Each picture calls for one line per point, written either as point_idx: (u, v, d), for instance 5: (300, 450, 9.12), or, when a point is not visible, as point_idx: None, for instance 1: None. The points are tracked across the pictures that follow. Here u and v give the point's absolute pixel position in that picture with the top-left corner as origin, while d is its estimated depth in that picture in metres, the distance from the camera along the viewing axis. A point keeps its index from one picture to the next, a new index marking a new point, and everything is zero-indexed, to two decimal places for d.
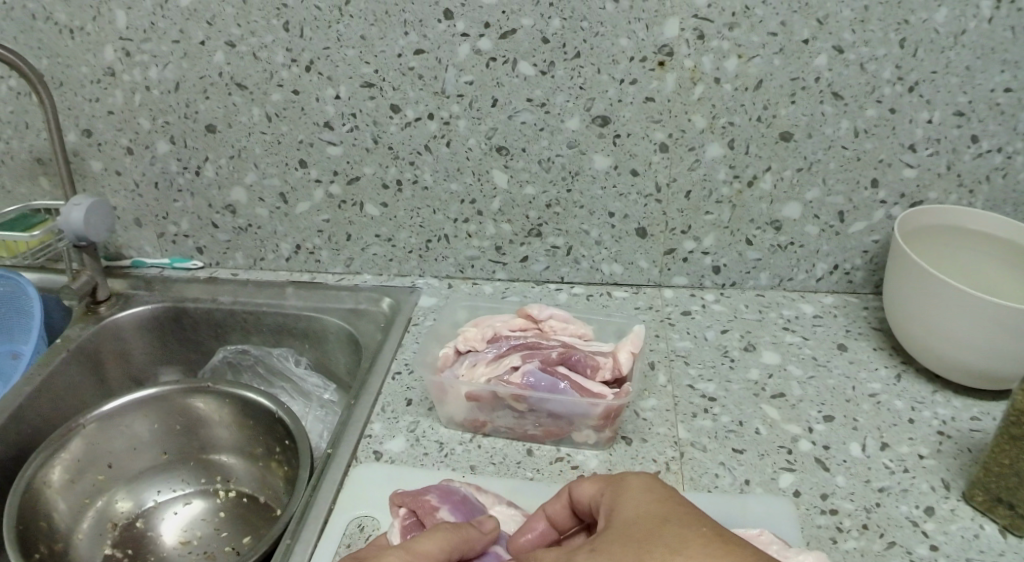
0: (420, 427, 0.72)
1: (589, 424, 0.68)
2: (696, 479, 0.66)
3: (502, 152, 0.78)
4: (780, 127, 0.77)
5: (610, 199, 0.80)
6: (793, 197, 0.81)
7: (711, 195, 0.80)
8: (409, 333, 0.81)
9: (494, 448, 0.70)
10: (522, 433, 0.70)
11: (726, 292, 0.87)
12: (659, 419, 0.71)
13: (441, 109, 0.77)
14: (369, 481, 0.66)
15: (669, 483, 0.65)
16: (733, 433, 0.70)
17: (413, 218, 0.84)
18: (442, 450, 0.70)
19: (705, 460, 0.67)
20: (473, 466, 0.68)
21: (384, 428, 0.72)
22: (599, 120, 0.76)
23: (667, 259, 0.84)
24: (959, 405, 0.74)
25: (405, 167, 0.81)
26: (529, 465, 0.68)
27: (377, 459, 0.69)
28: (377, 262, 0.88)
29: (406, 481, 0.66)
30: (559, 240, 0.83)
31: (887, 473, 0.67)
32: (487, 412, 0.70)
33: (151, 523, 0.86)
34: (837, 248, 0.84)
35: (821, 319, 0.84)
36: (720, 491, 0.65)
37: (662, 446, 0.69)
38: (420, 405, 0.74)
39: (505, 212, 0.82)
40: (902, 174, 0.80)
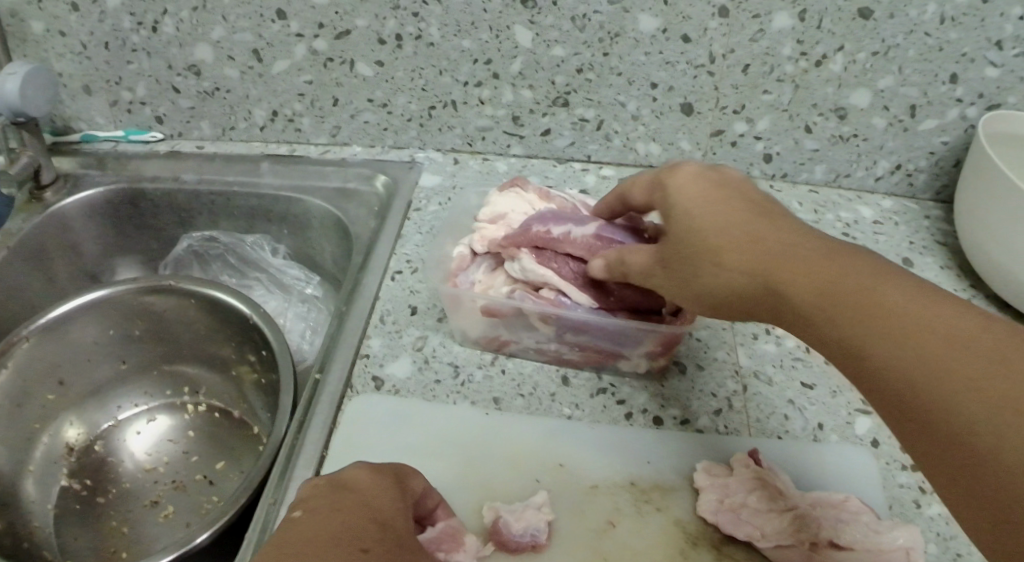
0: (429, 345, 0.60)
1: (642, 351, 0.57)
2: (763, 420, 0.56)
3: (526, 5, 0.63)
4: (859, 1, 0.62)
5: (653, 68, 0.66)
6: (864, 83, 0.67)
7: (773, 72, 0.66)
8: (409, 222, 0.67)
9: (522, 374, 0.59)
10: (552, 356, 0.59)
11: (776, 184, 0.74)
12: (715, 341, 0.61)
13: None
14: (368, 417, 0.55)
15: (732, 425, 0.56)
16: (800, 362, 0.60)
17: (413, 80, 0.68)
18: (459, 376, 0.58)
19: (773, 396, 0.57)
20: (498, 398, 0.57)
21: (385, 346, 0.60)
22: None
23: (711, 142, 0.70)
24: None
25: (405, 20, 0.65)
26: (566, 398, 0.57)
27: (378, 389, 0.57)
28: (368, 132, 0.73)
29: (420, 422, 0.55)
30: (588, 113, 0.69)
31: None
32: (513, 330, 0.58)
33: (110, 446, 0.73)
34: (902, 146, 0.71)
35: (882, 226, 0.72)
36: (791, 438, 0.55)
37: (722, 377, 0.59)
38: (428, 316, 0.61)
39: (525, 76, 0.67)
40: (983, 73, 0.66)
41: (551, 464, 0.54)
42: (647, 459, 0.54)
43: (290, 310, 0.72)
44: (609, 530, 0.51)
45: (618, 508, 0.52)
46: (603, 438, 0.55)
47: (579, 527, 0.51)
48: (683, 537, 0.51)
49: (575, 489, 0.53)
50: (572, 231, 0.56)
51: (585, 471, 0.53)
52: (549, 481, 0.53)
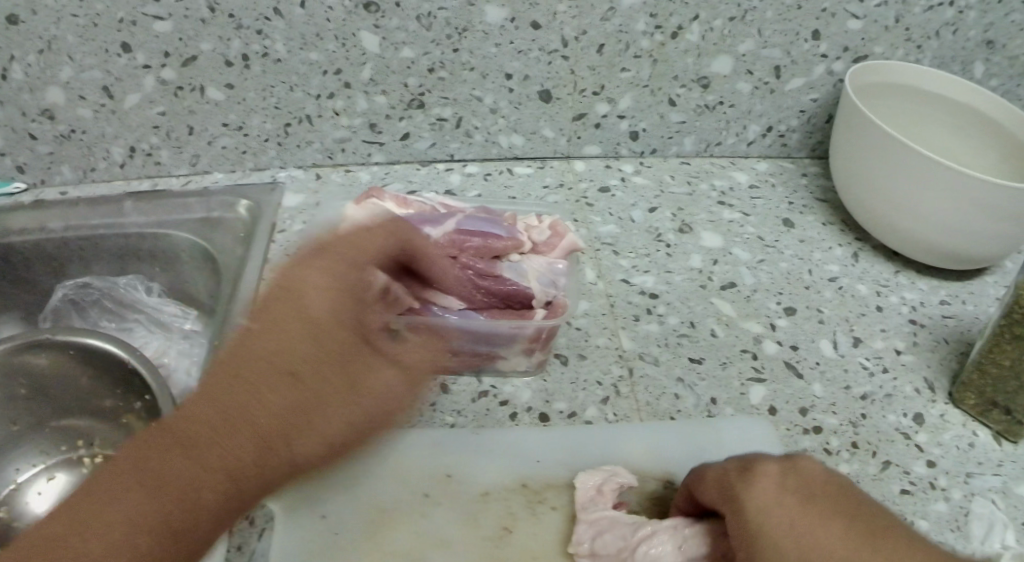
0: None
1: (519, 350, 0.54)
2: (654, 402, 0.54)
3: (369, 9, 0.60)
4: None
5: (506, 58, 0.63)
6: (724, 49, 0.66)
7: (629, 50, 0.64)
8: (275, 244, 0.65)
9: None
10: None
11: (647, 161, 0.72)
12: (595, 328, 0.58)
13: None
14: None
15: (621, 412, 0.54)
16: (685, 338, 0.58)
17: (266, 100, 0.65)
18: None
19: (659, 377, 0.55)
20: None
21: None
22: None
23: (576, 126, 0.69)
24: (926, 287, 0.66)
25: (250, 38, 0.62)
26: (448, 405, 0.55)
27: None
28: (228, 157, 0.70)
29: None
30: (445, 111, 0.67)
31: (866, 375, 0.58)
32: None
33: (15, 512, 0.66)
34: (772, 107, 0.71)
35: (759, 190, 0.71)
36: (684, 417, 0.53)
37: (605, 363, 0.56)
38: None
39: (377, 82, 0.64)
40: (846, 26, 0.67)
41: (438, 475, 0.51)
42: (535, 459, 0.52)
43: (173, 347, 0.68)
44: (505, 536, 0.49)
45: (510, 512, 0.50)
46: (491, 441, 0.53)
47: (473, 536, 0.49)
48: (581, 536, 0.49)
49: (464, 498, 0.50)
50: (431, 232, 0.57)
51: (473, 479, 0.51)
52: (437, 494, 0.50)
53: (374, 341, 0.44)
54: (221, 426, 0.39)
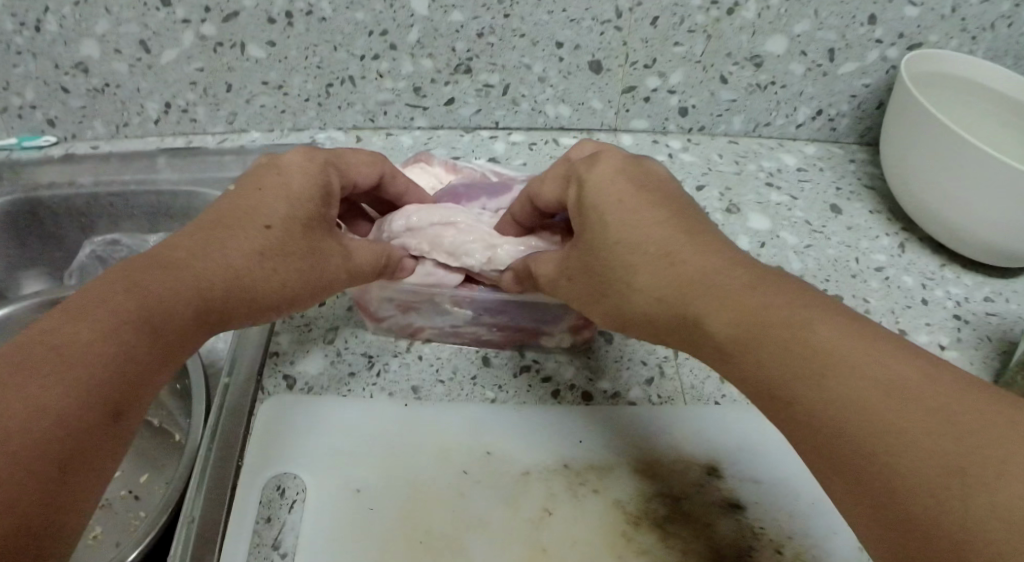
0: (341, 336, 0.56)
1: (565, 327, 0.53)
2: (696, 386, 0.54)
3: None
4: None
5: (557, 27, 0.61)
6: (779, 29, 0.63)
7: (682, 24, 0.62)
8: None
9: (439, 359, 0.55)
10: (467, 337, 0.55)
11: (693, 139, 0.71)
12: None
13: None
14: (282, 422, 0.51)
15: (664, 394, 0.53)
16: None
17: (308, 59, 0.63)
18: (373, 367, 0.55)
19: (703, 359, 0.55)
20: (415, 388, 0.54)
21: (293, 341, 0.56)
22: None
23: (624, 99, 0.67)
24: (971, 282, 0.64)
25: None
26: (488, 380, 0.54)
27: (290, 388, 0.53)
28: (266, 117, 0.68)
29: (335, 420, 0.52)
30: (492, 78, 0.65)
31: None
32: (426, 317, 0.54)
33: None
34: (823, 91, 0.68)
35: (806, 174, 0.69)
36: (730, 402, 0.53)
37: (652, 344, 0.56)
38: (337, 305, 0.58)
39: (424, 45, 0.62)
40: (903, 12, 0.64)
41: (478, 452, 0.50)
42: (578, 439, 0.51)
43: None
44: (543, 518, 0.47)
45: (549, 493, 0.49)
46: (527, 419, 0.52)
47: (512, 515, 0.48)
48: (622, 519, 0.48)
49: (503, 476, 0.49)
50: (486, 206, 0.56)
51: (513, 458, 0.50)
52: (476, 471, 0.49)
53: (325, 238, 0.46)
54: (158, 308, 0.38)
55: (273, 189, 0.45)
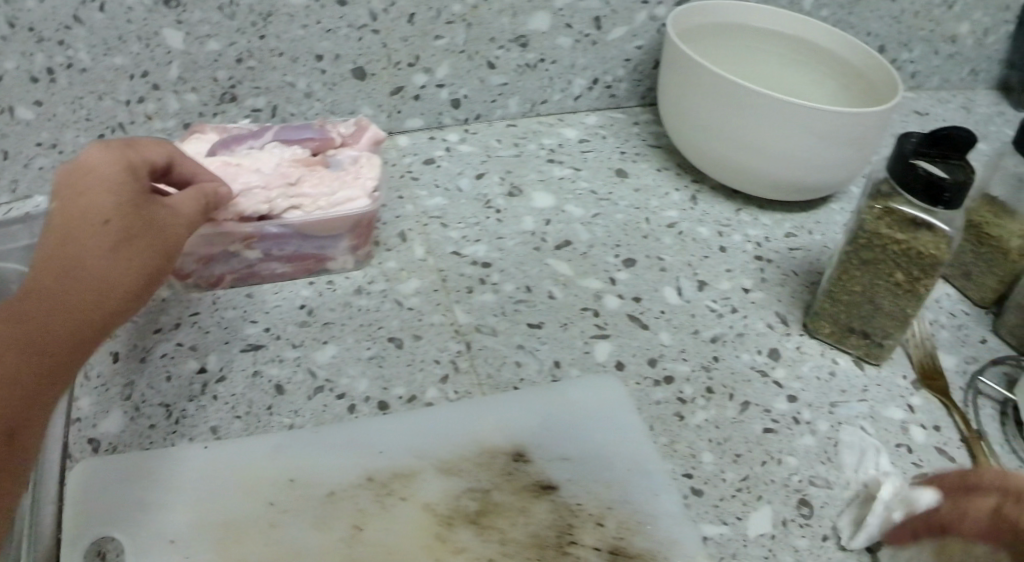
0: (138, 389, 0.52)
1: (345, 246, 0.57)
2: (494, 375, 0.51)
3: (168, 5, 0.59)
4: None
5: (314, 40, 0.63)
6: (540, 6, 0.66)
7: (440, 15, 0.64)
8: None
9: (235, 393, 0.52)
10: (264, 276, 0.58)
11: (472, 129, 0.72)
12: (428, 305, 0.56)
13: None
14: (84, 487, 0.46)
15: (460, 386, 0.51)
16: (522, 303, 0.56)
17: (76, 112, 0.62)
18: (173, 415, 0.50)
19: (499, 346, 0.53)
20: (215, 427, 0.50)
21: (95, 400, 0.51)
22: None
23: (394, 101, 0.68)
24: (768, 222, 0.67)
25: (52, 50, 0.58)
26: (285, 406, 0.51)
27: (96, 451, 0.48)
28: (47, 177, 0.65)
29: (143, 476, 0.46)
30: (259, 102, 0.66)
31: (715, 317, 0.57)
32: (219, 265, 0.56)
33: None
34: (596, 60, 0.71)
35: (589, 143, 0.72)
36: (529, 384, 0.51)
37: (442, 341, 0.54)
38: (131, 358, 0.54)
39: (186, 80, 0.63)
40: None
41: (280, 481, 0.46)
42: (379, 449, 0.47)
43: None
44: (355, 535, 0.44)
45: (360, 509, 0.45)
46: (331, 439, 0.48)
47: (321, 538, 0.43)
48: (434, 520, 0.44)
49: (309, 501, 0.45)
50: (251, 146, 0.56)
51: (318, 480, 0.46)
52: (279, 500, 0.45)
53: (153, 206, 0.45)
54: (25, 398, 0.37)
55: (93, 191, 0.44)
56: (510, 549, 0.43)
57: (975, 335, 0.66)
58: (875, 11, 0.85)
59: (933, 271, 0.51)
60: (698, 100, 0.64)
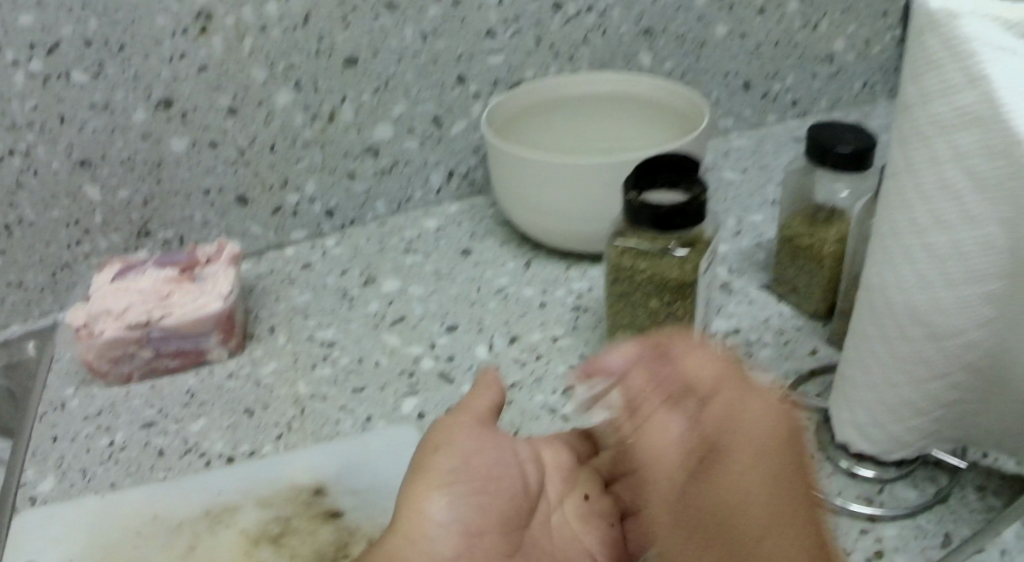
0: (65, 460, 0.66)
1: (215, 340, 0.69)
2: (318, 429, 0.63)
3: (85, 165, 0.73)
4: (339, 56, 0.74)
5: (199, 177, 0.77)
6: (380, 117, 0.79)
7: (296, 141, 0.78)
8: (53, 372, 0.74)
9: (129, 458, 0.65)
10: (161, 369, 0.71)
11: (348, 232, 0.84)
12: (279, 382, 0.68)
13: (17, 142, 0.70)
14: (27, 527, 0.60)
15: (290, 443, 0.62)
16: (352, 372, 0.67)
17: (31, 256, 0.76)
18: (86, 476, 0.64)
19: (326, 409, 0.64)
20: (113, 483, 0.63)
21: (35, 472, 0.65)
22: (162, 104, 0.72)
23: (276, 219, 0.82)
24: (594, 274, 0.75)
25: (6, 210, 0.73)
26: (162, 464, 0.63)
27: (33, 505, 0.62)
28: (17, 310, 0.78)
29: (58, 517, 0.60)
30: (168, 234, 0.79)
31: (518, 366, 0.66)
32: (122, 364, 0.69)
33: None
34: (444, 155, 0.83)
35: (445, 230, 0.83)
36: (340, 437, 0.62)
37: (283, 408, 0.65)
38: (65, 439, 0.68)
39: (109, 222, 0.77)
40: (488, 61, 0.79)
41: (147, 517, 0.59)
42: (218, 491, 0.60)
43: None
44: (188, 552, 0.56)
45: (197, 533, 0.57)
46: (187, 484, 0.61)
47: (167, 558, 0.56)
48: (247, 542, 0.56)
49: (163, 532, 0.58)
50: (139, 275, 0.70)
51: (173, 514, 0.59)
52: (144, 530, 0.58)
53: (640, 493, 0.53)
54: None
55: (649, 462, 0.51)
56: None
57: (803, 348, 0.69)
58: (727, 51, 0.88)
59: (681, 292, 0.60)
60: (509, 180, 0.73)
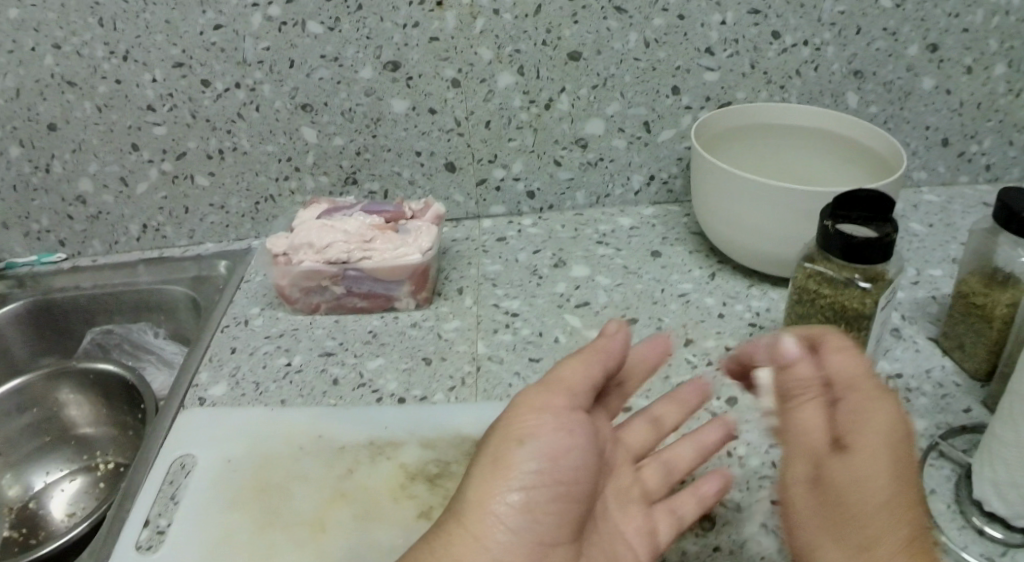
0: (241, 371, 0.70)
1: (406, 290, 0.74)
2: (490, 389, 0.66)
3: (305, 110, 0.81)
4: (566, 48, 0.80)
5: (413, 139, 0.83)
6: (593, 113, 0.84)
7: (512, 123, 0.83)
8: (240, 291, 0.81)
9: (305, 381, 0.69)
10: (348, 307, 0.76)
11: (545, 216, 0.90)
12: (459, 338, 0.71)
13: (244, 77, 0.78)
14: (192, 420, 0.64)
15: (462, 396, 0.65)
16: (531, 343, 0.71)
17: (239, 183, 0.85)
18: (259, 389, 0.68)
19: (502, 371, 0.67)
20: (284, 400, 0.67)
21: (211, 375, 0.70)
22: (390, 65, 0.79)
23: (480, 190, 0.88)
24: (774, 296, 0.77)
25: (222, 137, 0.82)
26: (334, 392, 0.67)
27: (201, 405, 0.67)
28: (215, 230, 0.88)
29: (222, 416, 0.65)
30: (374, 185, 0.86)
31: (688, 367, 0.68)
32: (316, 294, 0.75)
33: (43, 502, 0.79)
34: (649, 158, 0.87)
35: (638, 230, 0.87)
36: (513, 398, 0.64)
37: (460, 362, 0.69)
38: (244, 351, 0.72)
39: (320, 164, 0.84)
40: (703, 78, 0.83)
41: (313, 434, 0.62)
42: (383, 425, 0.63)
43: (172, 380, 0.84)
44: (347, 475, 0.59)
45: (357, 459, 0.60)
46: (351, 414, 0.64)
47: (326, 475, 0.59)
48: (405, 476, 0.59)
49: (327, 450, 0.61)
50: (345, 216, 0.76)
51: (335, 437, 0.62)
52: (307, 446, 0.62)
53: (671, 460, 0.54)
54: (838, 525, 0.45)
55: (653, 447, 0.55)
56: (449, 503, 0.56)
57: (956, 406, 0.68)
58: (929, 105, 0.89)
59: (855, 324, 0.59)
60: (704, 193, 0.77)
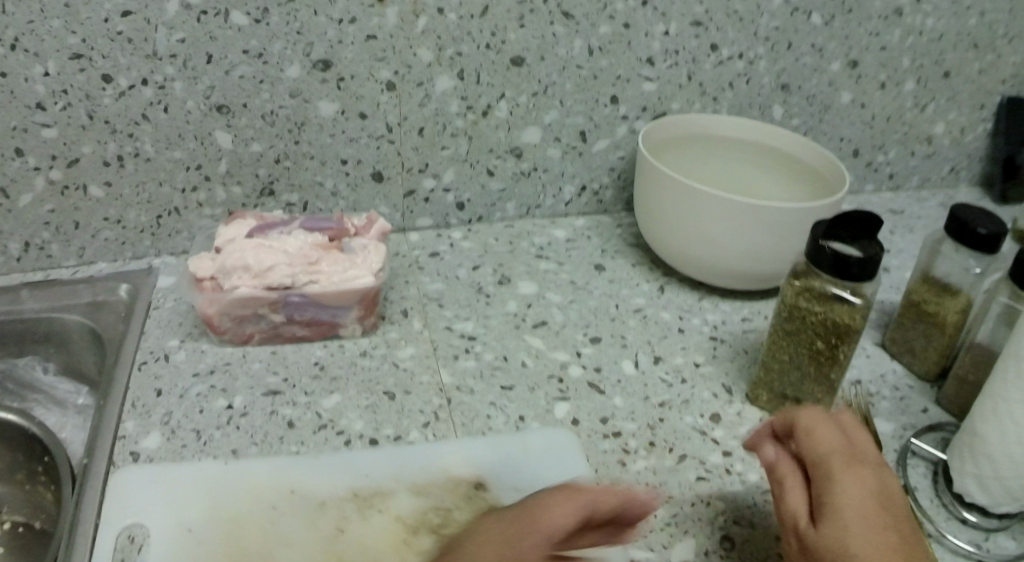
0: (174, 417, 0.61)
1: (354, 316, 0.68)
2: (468, 422, 0.61)
3: (222, 111, 0.72)
4: (509, 52, 0.76)
5: (340, 146, 0.77)
6: (532, 121, 0.81)
7: (446, 129, 0.79)
8: (151, 318, 0.72)
9: (252, 426, 0.60)
10: (286, 336, 0.68)
11: (474, 228, 0.86)
12: (419, 368, 0.66)
13: (154, 73, 0.69)
14: (133, 482, 0.55)
15: (440, 432, 0.60)
16: (499, 369, 0.66)
17: (139, 195, 0.75)
18: (201, 437, 0.59)
19: (474, 401, 0.63)
20: (234, 450, 0.58)
21: (138, 425, 0.60)
22: (320, 64, 0.72)
23: (407, 202, 0.82)
24: (727, 308, 0.77)
25: (123, 141, 0.72)
26: (293, 437, 0.59)
27: (135, 461, 0.57)
28: (110, 249, 0.77)
29: (172, 474, 0.55)
30: (293, 197, 0.79)
31: (665, 386, 0.66)
32: (250, 323, 0.67)
33: None
34: (580, 168, 0.85)
35: (575, 242, 0.85)
36: (494, 432, 0.60)
37: (426, 395, 0.63)
38: (172, 394, 0.63)
39: (233, 174, 0.76)
40: (641, 89, 0.82)
41: (284, 490, 0.55)
42: (364, 472, 0.56)
43: (67, 423, 0.73)
44: (336, 535, 0.52)
45: (345, 516, 0.53)
46: (324, 462, 0.57)
47: (311, 537, 0.52)
48: (404, 529, 0.53)
49: (304, 507, 0.54)
50: (280, 231, 0.69)
51: (312, 490, 0.55)
52: (281, 505, 0.54)
53: None
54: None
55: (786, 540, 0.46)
56: None
57: (917, 405, 0.71)
58: (847, 119, 0.92)
59: (847, 338, 0.59)
60: (654, 203, 0.75)
